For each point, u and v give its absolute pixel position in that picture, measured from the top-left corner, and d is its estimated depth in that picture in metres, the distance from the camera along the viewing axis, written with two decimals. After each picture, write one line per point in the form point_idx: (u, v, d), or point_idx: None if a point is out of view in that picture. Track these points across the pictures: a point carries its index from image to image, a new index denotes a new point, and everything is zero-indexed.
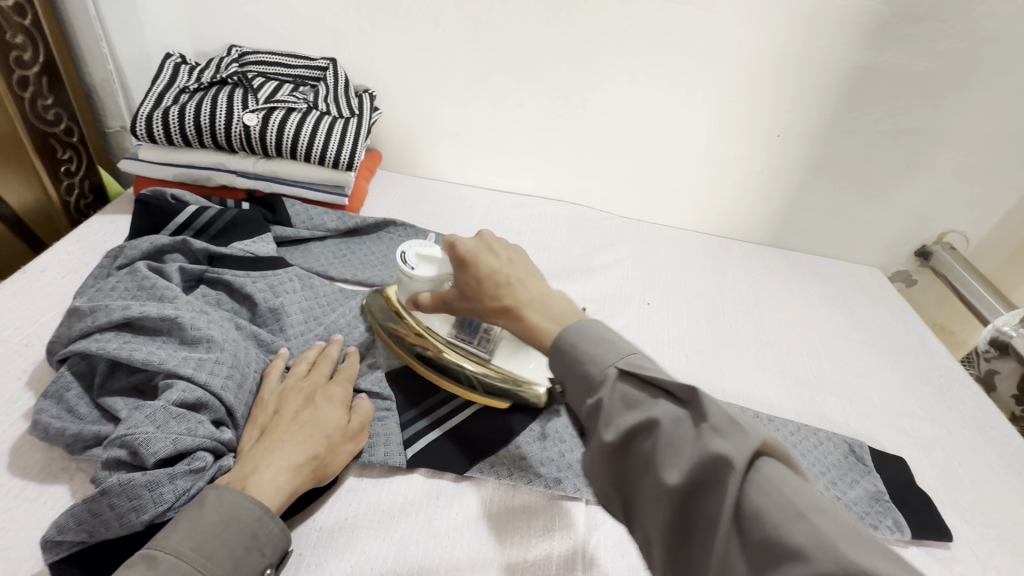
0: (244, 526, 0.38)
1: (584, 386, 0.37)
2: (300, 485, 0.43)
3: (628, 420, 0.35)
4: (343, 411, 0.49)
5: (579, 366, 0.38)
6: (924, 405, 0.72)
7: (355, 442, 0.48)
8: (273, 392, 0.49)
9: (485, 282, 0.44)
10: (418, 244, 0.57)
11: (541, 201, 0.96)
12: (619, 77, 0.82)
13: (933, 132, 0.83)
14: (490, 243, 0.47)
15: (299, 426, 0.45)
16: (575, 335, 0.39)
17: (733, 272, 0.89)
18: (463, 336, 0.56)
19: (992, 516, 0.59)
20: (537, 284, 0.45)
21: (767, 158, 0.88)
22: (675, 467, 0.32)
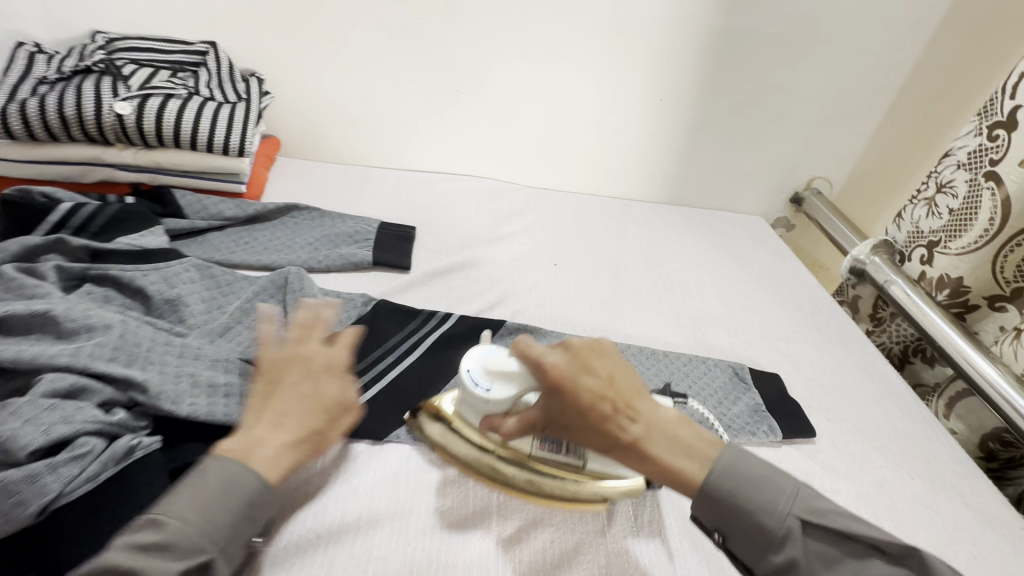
0: (243, 497, 0.40)
1: (760, 540, 0.40)
2: (300, 455, 0.43)
3: (777, 559, 0.39)
4: (339, 379, 0.47)
5: (749, 517, 0.40)
6: (798, 328, 0.83)
7: (353, 411, 0.48)
8: (276, 361, 0.47)
9: (590, 411, 0.41)
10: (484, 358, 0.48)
11: (449, 177, 0.98)
12: (510, 49, 0.85)
13: (788, 88, 0.93)
14: (580, 361, 0.43)
15: (297, 396, 0.45)
16: (729, 477, 0.41)
17: (634, 230, 0.96)
18: (547, 448, 0.48)
19: (850, 413, 0.70)
20: (650, 411, 0.43)
21: (654, 120, 0.95)
22: (784, 550, 0.39)
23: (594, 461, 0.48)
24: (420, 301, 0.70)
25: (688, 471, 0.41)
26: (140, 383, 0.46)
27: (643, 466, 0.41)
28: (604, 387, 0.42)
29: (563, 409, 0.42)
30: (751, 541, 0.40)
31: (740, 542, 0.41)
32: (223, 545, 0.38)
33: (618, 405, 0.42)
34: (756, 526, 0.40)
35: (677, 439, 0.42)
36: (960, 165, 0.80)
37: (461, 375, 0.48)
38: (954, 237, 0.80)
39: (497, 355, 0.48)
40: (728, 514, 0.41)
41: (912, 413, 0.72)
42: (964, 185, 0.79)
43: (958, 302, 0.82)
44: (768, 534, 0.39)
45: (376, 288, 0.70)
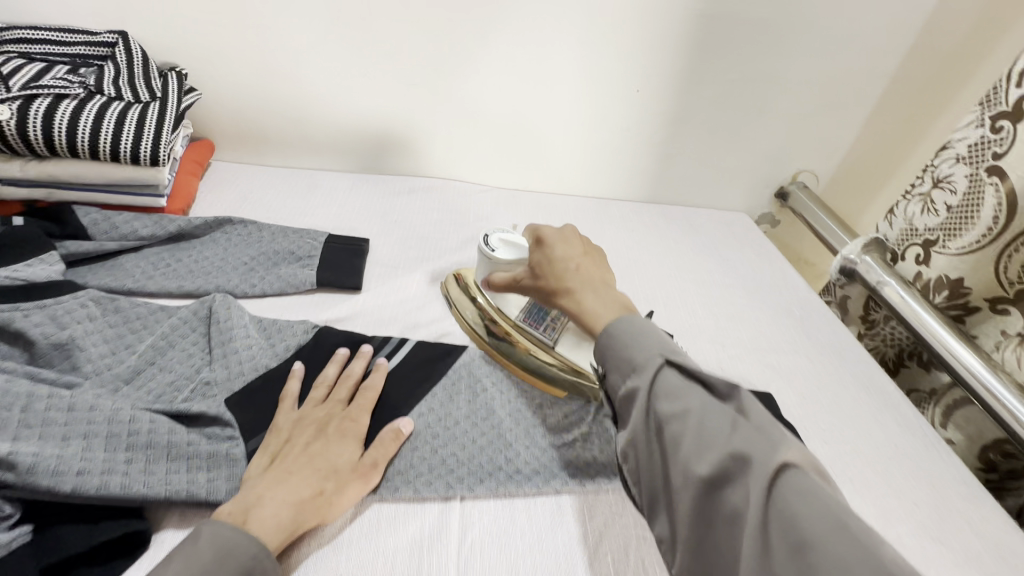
0: (241, 564, 0.35)
1: (623, 366, 0.39)
2: (301, 522, 0.41)
3: (628, 385, 0.38)
4: (357, 445, 0.47)
5: (625, 351, 0.40)
6: (788, 337, 0.77)
7: (368, 476, 0.45)
8: (287, 420, 0.46)
9: (556, 262, 0.49)
10: (503, 231, 0.61)
11: (409, 179, 0.89)
12: (468, 37, 0.77)
13: (772, 77, 0.87)
14: (575, 238, 0.52)
15: (306, 459, 0.43)
16: (629, 324, 0.41)
17: (611, 232, 0.89)
18: (529, 321, 0.58)
19: (848, 433, 0.64)
20: (599, 282, 0.47)
21: (629, 114, 0.88)
22: (703, 458, 0.33)
23: (568, 351, 0.56)
24: (371, 325, 0.61)
25: (600, 322, 0.43)
26: (4, 458, 0.35)
27: (568, 301, 0.47)
28: (571, 253, 0.50)
29: (540, 255, 0.51)
30: (617, 372, 0.39)
31: (611, 374, 0.40)
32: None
33: (582, 268, 0.48)
34: (623, 358, 0.39)
35: (616, 306, 0.44)
36: (957, 160, 0.74)
37: (484, 237, 0.61)
38: (953, 236, 0.74)
39: (513, 235, 0.61)
40: (602, 348, 0.41)
41: (913, 430, 0.67)
42: (963, 180, 0.73)
43: (956, 306, 0.76)
44: (632, 363, 0.39)
45: (321, 313, 0.61)
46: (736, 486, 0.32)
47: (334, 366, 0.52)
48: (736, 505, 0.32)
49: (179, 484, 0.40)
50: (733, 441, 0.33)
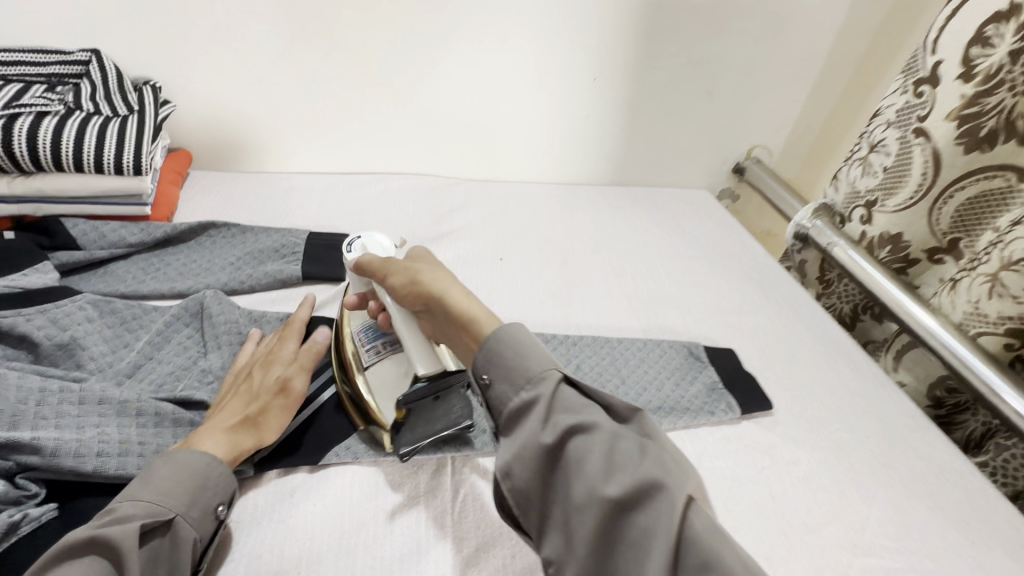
0: (196, 470, 0.41)
1: (517, 378, 0.39)
2: (240, 439, 0.45)
3: (521, 398, 0.38)
4: (279, 371, 0.50)
5: (521, 365, 0.39)
6: (747, 298, 0.83)
7: (291, 392, 0.49)
8: (227, 376, 0.51)
9: (413, 270, 0.46)
10: (381, 237, 0.53)
11: (383, 177, 0.93)
12: (429, 37, 0.81)
13: (718, 59, 0.92)
14: (433, 257, 0.50)
15: (230, 397, 0.48)
16: (513, 337, 0.40)
17: (580, 214, 0.94)
18: (359, 334, 0.53)
19: (805, 379, 0.70)
20: (453, 282, 0.45)
21: (588, 102, 0.93)
22: (614, 480, 0.34)
23: (380, 382, 0.50)
24: None
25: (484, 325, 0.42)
26: (30, 444, 0.40)
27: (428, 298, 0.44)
28: (445, 270, 0.46)
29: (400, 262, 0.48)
30: (509, 383, 0.39)
31: (501, 384, 0.39)
32: (185, 509, 0.40)
33: (446, 272, 0.47)
34: (518, 369, 0.39)
35: (471, 302, 0.44)
36: (890, 124, 0.81)
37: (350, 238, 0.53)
38: (889, 194, 0.81)
39: (384, 246, 0.52)
40: (494, 361, 0.40)
41: (865, 372, 0.73)
42: (895, 143, 0.80)
43: (899, 258, 0.83)
44: (527, 375, 0.39)
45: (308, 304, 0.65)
46: (653, 506, 0.33)
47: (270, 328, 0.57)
48: (589, 487, 0.34)
49: None
50: (582, 416, 0.37)
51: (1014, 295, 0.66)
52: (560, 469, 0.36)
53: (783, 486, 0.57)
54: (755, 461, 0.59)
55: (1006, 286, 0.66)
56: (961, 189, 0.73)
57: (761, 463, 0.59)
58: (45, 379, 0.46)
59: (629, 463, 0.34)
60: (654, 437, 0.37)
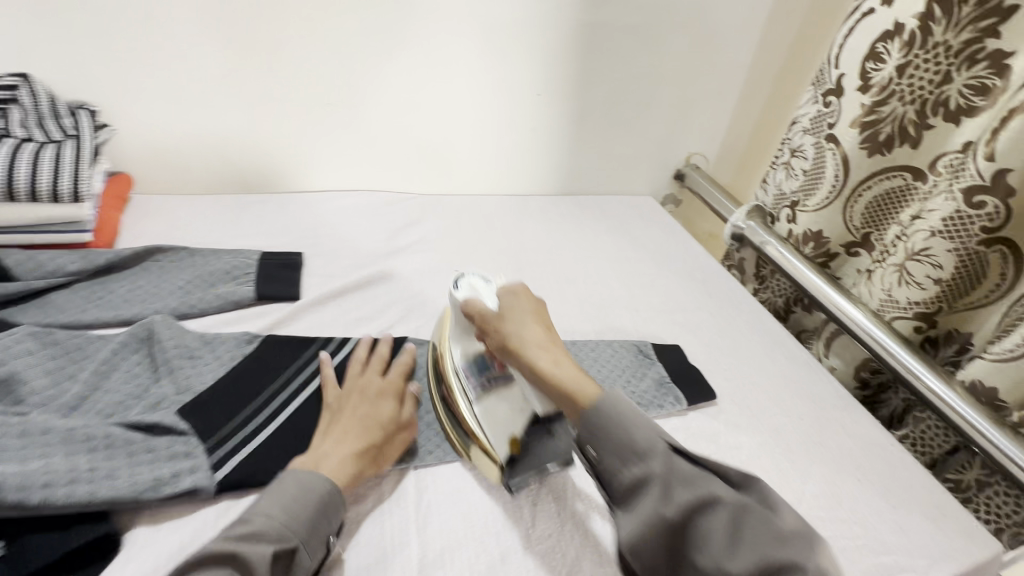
0: (318, 498, 0.45)
1: (626, 453, 0.41)
2: (363, 468, 0.49)
3: (632, 474, 0.41)
4: (395, 403, 0.55)
5: (620, 435, 0.42)
6: (690, 297, 0.88)
7: (409, 430, 0.55)
8: (336, 394, 0.55)
9: (515, 332, 0.53)
10: (478, 276, 0.61)
11: (335, 194, 0.93)
12: (374, 56, 0.83)
13: (652, 74, 0.99)
14: (531, 314, 0.55)
15: (355, 417, 0.52)
16: (612, 405, 0.44)
17: (532, 224, 0.97)
18: (466, 372, 0.57)
19: (744, 368, 0.76)
20: (551, 351, 0.51)
21: (533, 116, 0.97)
22: (736, 556, 0.35)
23: (486, 424, 0.54)
24: (312, 328, 0.66)
25: (582, 392, 0.46)
26: None
27: (525, 361, 0.51)
28: (537, 335, 0.52)
29: (500, 319, 0.54)
30: (620, 458, 0.42)
31: (607, 458, 0.42)
32: (306, 538, 0.43)
33: (547, 334, 0.53)
34: (624, 444, 0.41)
35: (571, 369, 0.49)
36: (806, 131, 0.89)
37: (457, 277, 0.61)
38: (809, 194, 0.89)
39: (488, 285, 0.60)
40: (600, 435, 0.43)
41: (797, 358, 0.79)
42: (811, 148, 0.88)
43: (822, 253, 0.91)
44: (635, 449, 0.41)
45: (262, 323, 0.65)
46: None
47: (364, 348, 0.60)
48: (717, 563, 0.36)
49: (145, 482, 0.45)
50: (695, 491, 0.38)
51: (918, 282, 0.73)
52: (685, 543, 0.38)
53: None
54: (701, 449, 0.63)
55: (911, 274, 0.74)
56: (868, 189, 0.81)
57: (705, 449, 0.63)
58: None
59: (760, 540, 0.35)
60: (777, 507, 0.37)
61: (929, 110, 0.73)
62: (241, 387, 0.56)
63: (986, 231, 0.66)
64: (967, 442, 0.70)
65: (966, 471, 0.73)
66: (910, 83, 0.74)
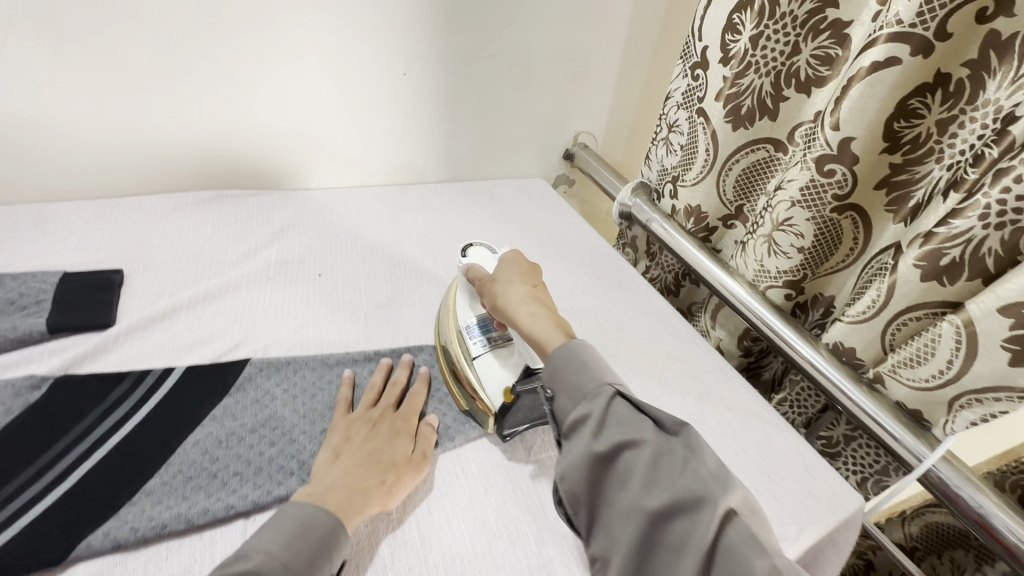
0: (321, 532, 0.42)
1: (578, 395, 0.46)
2: (371, 502, 0.46)
3: (579, 412, 0.45)
4: (410, 439, 0.53)
5: (583, 387, 0.46)
6: (579, 281, 0.86)
7: (422, 465, 0.51)
8: (348, 422, 0.52)
9: (503, 295, 0.56)
10: (484, 247, 0.64)
11: (174, 196, 0.80)
12: (193, 32, 0.70)
13: (526, 50, 0.94)
14: (520, 274, 0.58)
15: (363, 451, 0.49)
16: (572, 353, 0.49)
17: (413, 215, 0.90)
18: (471, 331, 0.59)
19: (629, 352, 0.74)
20: (534, 310, 0.54)
21: (402, 98, 0.89)
22: (651, 491, 0.39)
23: (478, 372, 0.57)
24: (128, 360, 0.56)
25: (550, 345, 0.50)
26: None
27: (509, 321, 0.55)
28: (524, 294, 0.55)
29: (493, 280, 0.58)
30: (570, 398, 0.47)
31: (564, 400, 0.47)
32: None
33: (537, 296, 0.56)
34: (580, 389, 0.46)
35: (554, 327, 0.52)
36: (680, 106, 0.88)
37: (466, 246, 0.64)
38: (687, 170, 0.89)
39: (493, 255, 0.63)
40: (558, 377, 0.48)
41: (682, 336, 0.79)
42: (686, 123, 0.87)
43: (702, 228, 0.91)
44: (583, 391, 0.46)
45: (55, 362, 0.53)
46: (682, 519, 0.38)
47: (379, 375, 0.58)
48: (630, 500, 0.39)
49: None
50: (644, 453, 0.41)
51: (785, 251, 0.75)
52: (609, 484, 0.41)
53: None
54: None
55: (778, 244, 0.75)
56: (736, 163, 0.82)
57: None
58: None
59: (673, 474, 0.40)
60: (702, 453, 0.41)
61: (783, 82, 0.74)
62: (21, 446, 0.46)
63: (837, 199, 0.67)
64: (833, 401, 0.73)
65: (836, 427, 0.76)
66: (764, 54, 0.73)
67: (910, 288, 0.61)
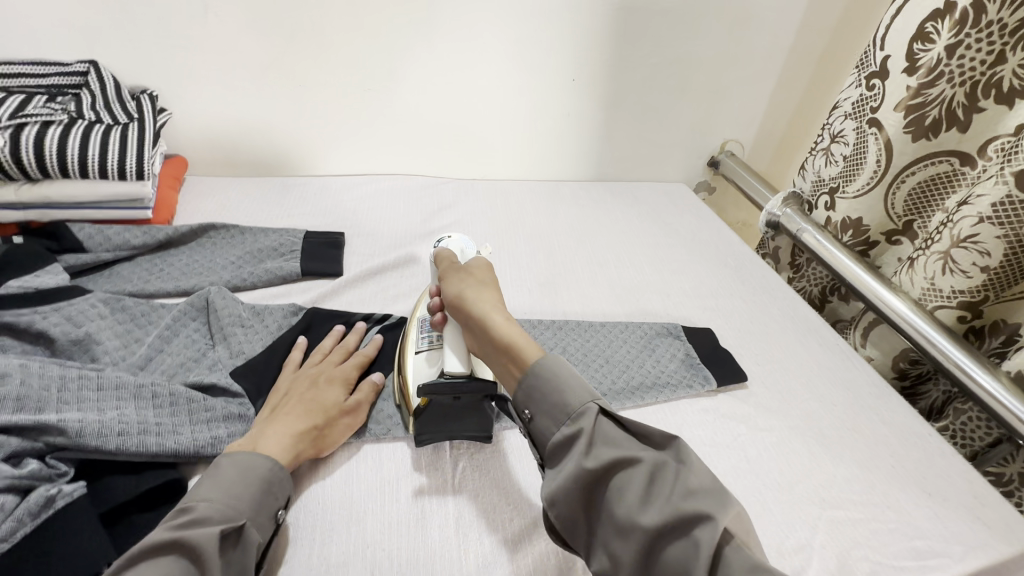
0: (259, 476, 0.45)
1: (559, 415, 0.45)
2: (302, 447, 0.49)
3: (563, 433, 0.45)
4: (344, 390, 0.55)
5: (552, 400, 0.46)
6: (723, 282, 0.88)
7: (354, 418, 0.54)
8: (288, 379, 0.55)
9: (458, 301, 0.55)
10: (461, 238, 0.63)
11: (373, 178, 0.96)
12: (412, 42, 0.85)
13: (689, 58, 0.98)
14: (478, 274, 0.57)
15: (301, 400, 0.52)
16: (548, 374, 0.47)
17: (564, 209, 0.98)
18: (422, 324, 0.60)
19: (775, 354, 0.75)
20: (497, 315, 0.52)
21: (568, 101, 0.97)
22: (649, 509, 0.40)
23: (420, 357, 0.57)
24: (353, 304, 0.69)
25: (521, 357, 0.49)
26: (57, 426, 0.44)
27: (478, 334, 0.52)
28: (474, 287, 0.55)
29: (444, 284, 0.58)
30: (552, 419, 0.46)
31: (541, 420, 0.46)
32: (253, 516, 0.43)
33: (487, 296, 0.55)
34: (557, 406, 0.46)
35: (510, 328, 0.51)
36: (847, 116, 0.86)
37: (437, 241, 0.64)
38: (850, 180, 0.86)
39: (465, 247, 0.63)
40: (533, 395, 0.47)
41: (832, 346, 0.78)
42: (852, 133, 0.85)
43: (861, 241, 0.88)
44: (566, 411, 0.45)
45: (307, 297, 0.68)
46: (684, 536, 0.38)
47: (331, 338, 0.61)
48: (627, 511, 0.40)
49: (206, 439, 0.49)
50: (617, 450, 0.43)
51: (964, 270, 0.71)
52: (601, 502, 0.42)
53: (756, 449, 0.62)
54: (731, 429, 0.64)
55: (956, 262, 0.72)
56: (911, 175, 0.79)
57: (736, 430, 0.64)
58: (66, 368, 0.50)
59: (669, 494, 0.40)
60: (691, 466, 0.42)
61: (980, 93, 0.71)
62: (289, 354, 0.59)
63: None
64: (1012, 434, 0.68)
65: (1010, 464, 0.71)
66: (960, 64, 0.70)
67: None
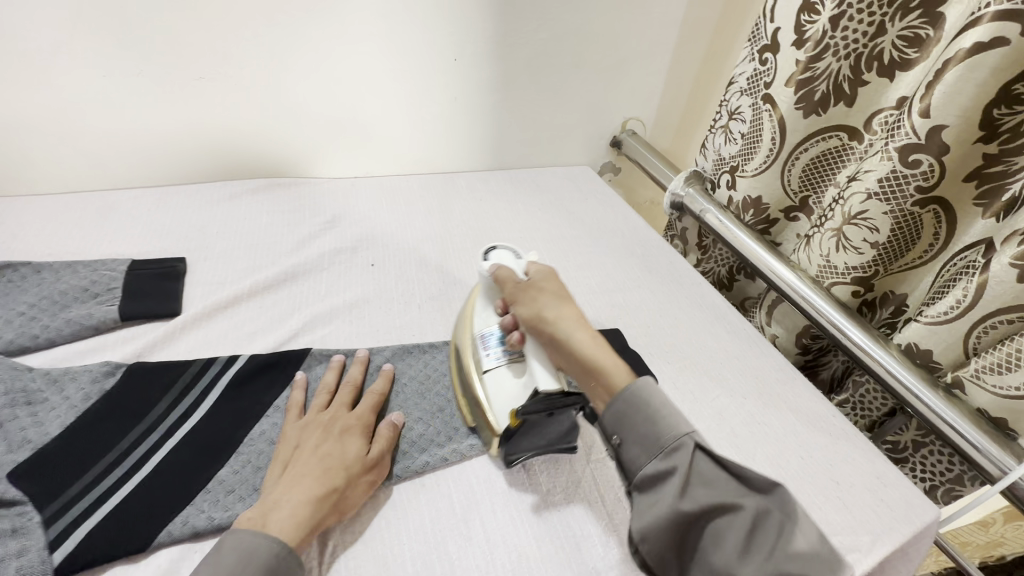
0: (263, 560, 0.39)
1: (652, 446, 0.42)
2: (322, 517, 0.43)
3: (656, 466, 0.41)
4: (364, 441, 0.49)
5: (652, 431, 0.42)
6: (630, 274, 0.83)
7: (377, 472, 0.48)
8: (297, 428, 0.49)
9: (541, 321, 0.50)
10: (507, 250, 0.58)
11: (230, 184, 0.81)
12: (250, 20, 0.70)
13: (579, 32, 0.90)
14: (556, 289, 0.53)
15: (318, 456, 0.46)
16: (643, 394, 0.44)
17: (459, 205, 0.89)
18: (484, 339, 0.55)
19: (686, 349, 0.72)
20: (585, 332, 0.49)
21: (454, 83, 0.87)
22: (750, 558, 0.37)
23: (488, 380, 0.53)
24: (193, 349, 0.57)
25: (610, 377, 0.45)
26: None
27: (566, 352, 0.48)
28: (560, 309, 0.51)
29: (516, 301, 0.53)
30: (644, 450, 0.42)
31: (634, 449, 0.43)
32: None
33: (573, 314, 0.51)
34: (653, 437, 0.42)
35: (594, 344, 0.48)
36: (742, 92, 0.84)
37: (484, 253, 0.58)
38: (749, 158, 0.84)
39: (517, 259, 0.57)
40: (626, 424, 0.43)
41: (739, 332, 0.76)
42: (748, 109, 0.82)
43: (762, 220, 0.86)
44: (661, 444, 0.41)
45: (130, 349, 0.55)
46: None
47: (333, 373, 0.54)
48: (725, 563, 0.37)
49: None
50: (719, 494, 0.39)
51: (856, 246, 0.71)
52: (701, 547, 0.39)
53: None
54: None
55: (849, 239, 0.71)
56: (804, 153, 0.77)
57: None
58: None
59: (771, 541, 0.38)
60: (797, 519, 0.39)
61: (863, 65, 0.69)
62: (98, 431, 0.47)
63: (920, 192, 0.63)
64: (904, 405, 0.69)
65: (904, 433, 0.73)
66: (844, 37, 0.68)
67: (1001, 289, 0.58)
